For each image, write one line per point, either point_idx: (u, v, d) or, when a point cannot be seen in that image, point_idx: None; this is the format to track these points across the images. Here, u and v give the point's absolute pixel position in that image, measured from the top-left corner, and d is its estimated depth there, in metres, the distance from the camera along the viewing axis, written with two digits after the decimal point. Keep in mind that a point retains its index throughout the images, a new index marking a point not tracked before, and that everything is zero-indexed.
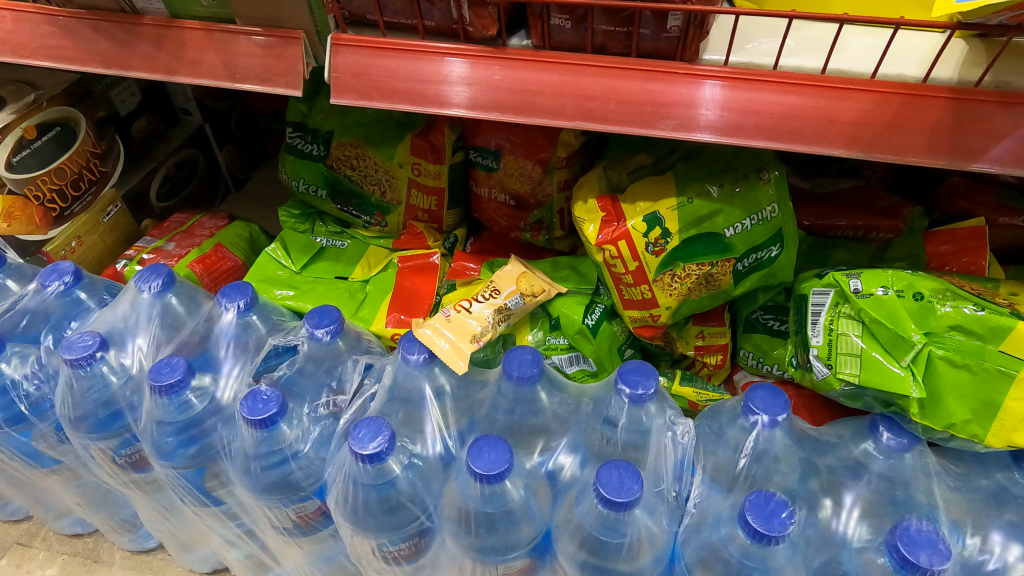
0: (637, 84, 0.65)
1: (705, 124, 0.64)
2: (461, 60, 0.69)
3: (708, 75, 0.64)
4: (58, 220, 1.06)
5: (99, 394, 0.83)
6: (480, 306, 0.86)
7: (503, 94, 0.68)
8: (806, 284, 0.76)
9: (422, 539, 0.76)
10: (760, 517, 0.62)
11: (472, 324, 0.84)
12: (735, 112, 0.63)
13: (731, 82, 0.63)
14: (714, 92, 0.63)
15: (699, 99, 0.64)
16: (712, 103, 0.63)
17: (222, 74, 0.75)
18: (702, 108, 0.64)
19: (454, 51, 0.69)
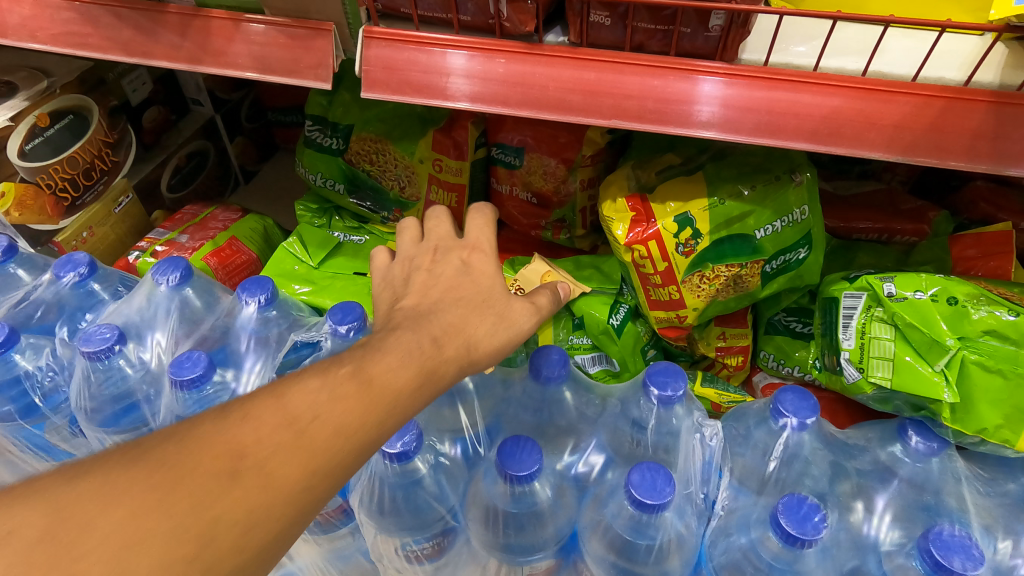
0: (672, 83, 0.64)
1: (706, 121, 0.64)
2: (470, 53, 0.69)
3: (709, 71, 0.64)
4: (69, 210, 1.04)
5: (114, 387, 0.81)
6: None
7: (505, 87, 0.68)
8: (835, 288, 0.76)
9: (445, 538, 0.75)
10: (792, 520, 0.61)
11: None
12: (738, 110, 0.63)
13: (734, 79, 0.63)
14: (714, 89, 0.64)
15: (698, 95, 0.64)
16: (713, 99, 0.64)
17: (249, 65, 0.73)
18: (701, 103, 0.64)
19: (469, 45, 0.68)
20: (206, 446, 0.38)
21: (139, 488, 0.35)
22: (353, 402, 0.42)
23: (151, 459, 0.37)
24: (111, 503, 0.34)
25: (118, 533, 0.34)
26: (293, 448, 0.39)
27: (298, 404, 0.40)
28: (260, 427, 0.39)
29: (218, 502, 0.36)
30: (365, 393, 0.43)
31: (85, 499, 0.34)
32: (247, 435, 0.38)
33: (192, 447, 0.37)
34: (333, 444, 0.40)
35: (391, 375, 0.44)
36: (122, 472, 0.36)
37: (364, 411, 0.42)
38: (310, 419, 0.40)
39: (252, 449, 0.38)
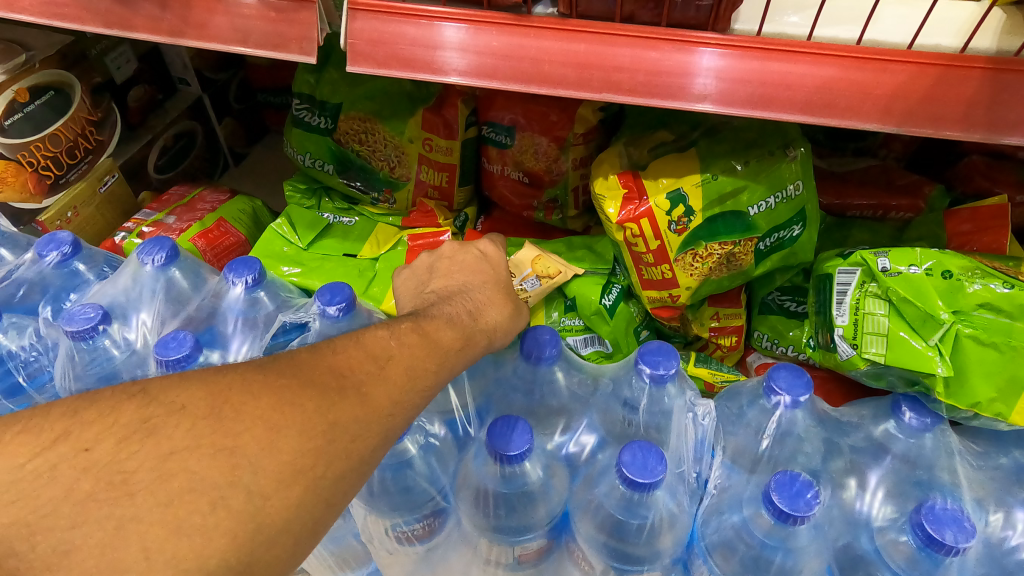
0: (667, 55, 0.63)
1: (703, 95, 0.62)
2: (460, 25, 0.67)
3: (703, 42, 0.62)
4: (52, 188, 1.01)
5: (101, 367, 0.80)
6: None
7: (498, 61, 0.66)
8: (829, 264, 0.75)
9: (436, 520, 0.74)
10: (785, 497, 0.61)
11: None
12: (733, 82, 0.62)
13: (730, 50, 0.62)
14: (712, 61, 0.62)
15: (695, 67, 0.63)
16: (710, 71, 0.62)
17: (232, 37, 0.71)
18: (697, 76, 0.63)
19: (457, 16, 0.67)
20: (316, 377, 0.46)
21: (268, 404, 0.43)
22: (423, 351, 0.52)
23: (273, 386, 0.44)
24: (248, 417, 0.42)
25: (260, 438, 0.42)
26: (386, 381, 0.48)
27: (380, 354, 0.50)
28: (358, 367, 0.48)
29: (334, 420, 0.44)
30: (428, 346, 0.52)
31: (226, 414, 0.42)
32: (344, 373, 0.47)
33: (305, 376, 0.46)
34: (411, 379, 0.49)
35: (442, 337, 0.55)
36: (247, 395, 0.43)
37: (431, 358, 0.52)
38: (394, 360, 0.50)
39: (356, 381, 0.47)
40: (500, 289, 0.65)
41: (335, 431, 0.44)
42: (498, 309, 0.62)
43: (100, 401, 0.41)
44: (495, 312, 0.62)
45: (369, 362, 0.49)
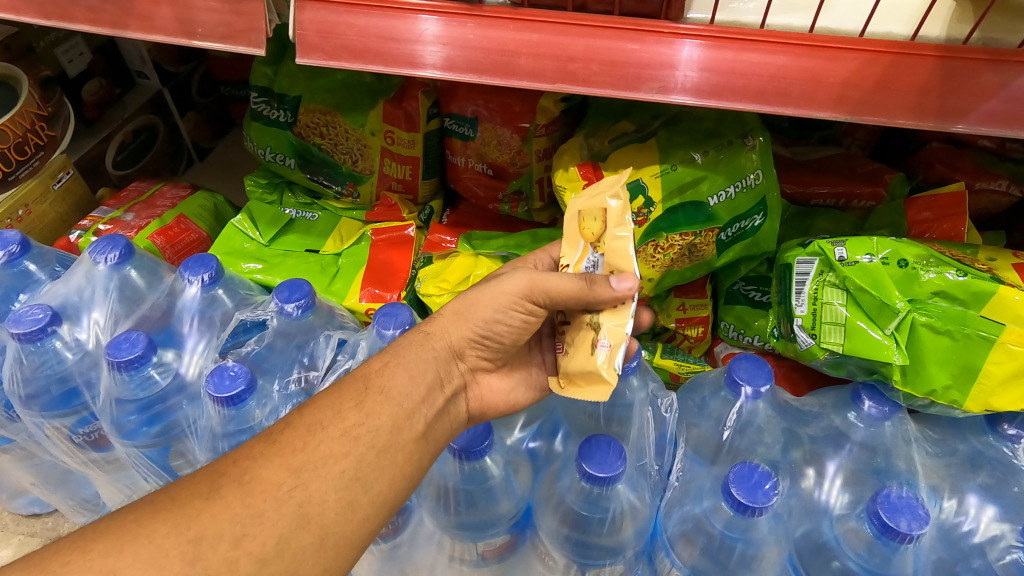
0: (648, 48, 0.61)
1: (684, 87, 0.61)
2: (437, 18, 0.65)
3: (685, 34, 0.61)
4: (2, 185, 0.95)
5: (52, 370, 0.78)
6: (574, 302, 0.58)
7: (478, 54, 0.64)
8: (790, 254, 0.74)
9: (399, 517, 0.74)
10: (744, 489, 0.61)
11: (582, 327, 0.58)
12: (708, 72, 0.60)
13: (711, 41, 0.60)
14: (694, 52, 0.61)
15: (679, 59, 0.61)
16: (693, 64, 0.61)
17: (177, 29, 0.69)
18: (680, 68, 0.61)
19: (431, 9, 0.65)
20: (290, 455, 0.49)
21: (256, 501, 0.46)
22: (397, 375, 0.57)
23: (252, 480, 0.47)
24: (241, 519, 0.45)
25: (264, 533, 0.45)
26: (366, 421, 0.53)
27: (342, 402, 0.53)
28: (327, 425, 0.51)
29: (338, 482, 0.49)
30: (401, 369, 0.58)
31: (213, 518, 0.45)
32: (318, 438, 0.50)
33: (277, 461, 0.48)
34: (391, 404, 0.54)
35: (419, 355, 0.60)
36: (231, 498, 0.46)
37: (401, 380, 0.57)
38: (367, 395, 0.54)
39: (335, 436, 0.51)
40: (505, 273, 0.64)
41: (347, 490, 0.49)
42: (507, 283, 0.61)
43: (57, 544, 0.43)
44: (502, 281, 0.62)
45: (336, 417, 0.52)
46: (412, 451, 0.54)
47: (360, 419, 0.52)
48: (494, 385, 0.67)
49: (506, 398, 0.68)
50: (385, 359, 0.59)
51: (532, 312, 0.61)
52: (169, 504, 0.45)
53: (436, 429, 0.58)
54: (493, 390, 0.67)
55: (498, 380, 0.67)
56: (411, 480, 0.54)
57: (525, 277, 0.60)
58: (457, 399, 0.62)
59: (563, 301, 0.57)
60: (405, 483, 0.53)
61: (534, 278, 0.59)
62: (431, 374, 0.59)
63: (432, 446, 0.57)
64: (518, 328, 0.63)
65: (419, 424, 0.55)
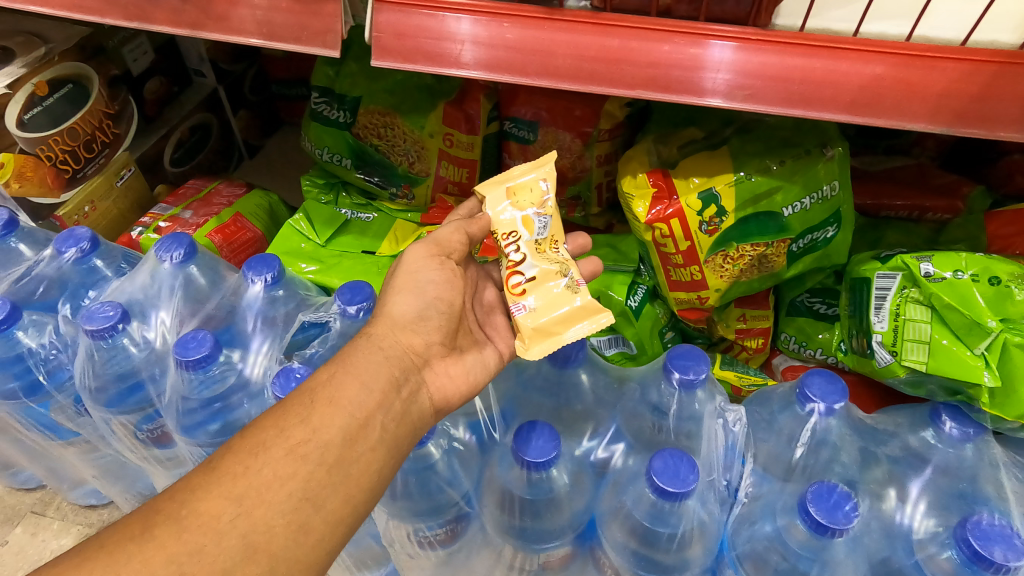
0: (678, 48, 0.61)
1: (714, 90, 0.60)
2: (469, 16, 0.65)
3: (717, 36, 0.60)
4: (71, 182, 0.98)
5: (119, 366, 0.79)
6: (527, 261, 0.64)
7: (513, 54, 0.64)
8: (867, 268, 0.73)
9: (459, 524, 0.74)
10: (822, 509, 0.60)
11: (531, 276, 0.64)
12: (748, 76, 0.59)
13: (747, 44, 0.59)
14: (724, 54, 0.60)
15: (708, 61, 0.60)
16: (723, 65, 0.60)
17: (254, 30, 0.69)
18: (710, 71, 0.60)
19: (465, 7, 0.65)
20: (230, 482, 0.46)
21: (193, 536, 0.44)
22: (346, 383, 0.53)
23: (189, 514, 0.45)
24: (177, 559, 0.43)
25: (203, 569, 0.43)
26: (313, 436, 0.49)
27: (286, 418, 0.50)
28: (270, 445, 0.48)
29: (286, 506, 0.46)
30: (350, 376, 0.54)
31: (145, 560, 0.43)
32: (261, 460, 0.47)
33: (216, 490, 0.46)
34: (340, 415, 0.51)
35: (367, 359, 0.56)
36: (164, 536, 0.43)
37: (352, 390, 0.53)
38: (313, 408, 0.51)
39: (279, 456, 0.48)
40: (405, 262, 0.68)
41: (296, 513, 0.46)
42: (411, 255, 0.65)
43: None
44: (410, 258, 0.65)
45: (279, 436, 0.49)
46: (370, 461, 0.51)
47: (305, 435, 0.49)
48: (453, 372, 0.63)
49: (467, 381, 0.64)
50: (331, 369, 0.55)
51: (446, 265, 0.66)
52: (95, 553, 0.43)
53: (398, 433, 0.54)
54: (453, 377, 0.63)
55: (455, 366, 0.63)
56: (374, 492, 0.51)
57: (424, 243, 0.66)
58: (417, 398, 0.58)
59: (457, 240, 0.66)
60: (367, 496, 0.51)
61: (432, 239, 0.66)
62: (383, 377, 0.55)
63: (395, 456, 0.54)
64: (445, 287, 0.64)
65: (374, 432, 0.52)
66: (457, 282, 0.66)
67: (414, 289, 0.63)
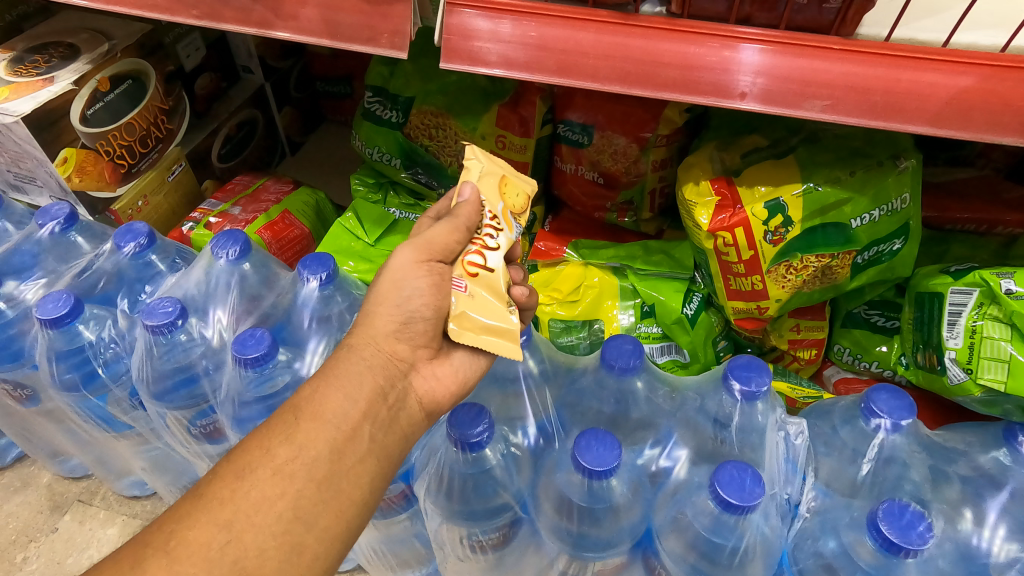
0: (708, 50, 0.59)
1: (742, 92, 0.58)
2: (480, 13, 0.63)
3: (745, 38, 0.58)
4: (126, 177, 0.99)
5: (176, 359, 0.79)
6: (496, 252, 0.62)
7: (536, 53, 0.62)
8: (936, 283, 0.73)
9: (511, 529, 0.73)
10: (894, 528, 0.58)
11: (494, 270, 0.61)
12: (773, 79, 0.58)
13: (776, 46, 0.58)
14: (754, 56, 0.58)
15: (737, 63, 0.58)
16: (751, 67, 0.58)
17: (322, 31, 0.69)
18: (738, 72, 0.58)
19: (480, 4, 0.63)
20: (218, 508, 0.48)
21: (184, 568, 0.45)
22: (329, 395, 0.54)
23: (177, 545, 0.46)
24: None
25: None
26: (299, 455, 0.51)
27: (271, 438, 0.51)
28: (257, 467, 0.49)
29: (277, 528, 0.48)
30: (335, 388, 0.55)
31: None
32: (248, 484, 0.49)
33: (205, 518, 0.47)
34: (325, 429, 0.52)
35: (350, 369, 0.56)
36: (155, 569, 0.44)
37: (336, 401, 0.54)
38: (298, 425, 0.52)
39: (266, 477, 0.49)
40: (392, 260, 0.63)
41: (287, 534, 0.48)
42: (397, 260, 0.61)
43: None
44: (397, 261, 0.61)
45: (266, 456, 0.50)
46: (360, 474, 0.53)
47: (291, 454, 0.51)
48: (439, 373, 0.62)
49: (456, 380, 0.63)
50: (315, 382, 0.55)
51: (435, 271, 0.60)
52: None
53: (387, 441, 0.56)
54: (440, 378, 0.62)
55: (442, 366, 0.63)
56: (366, 504, 0.53)
57: (410, 247, 0.61)
58: (404, 402, 0.59)
59: (455, 242, 0.60)
60: (360, 510, 0.52)
61: (417, 242, 0.61)
62: (368, 387, 0.56)
63: (386, 463, 0.55)
64: (433, 297, 0.60)
65: (363, 443, 0.53)
66: (447, 286, 0.60)
67: (397, 298, 0.59)
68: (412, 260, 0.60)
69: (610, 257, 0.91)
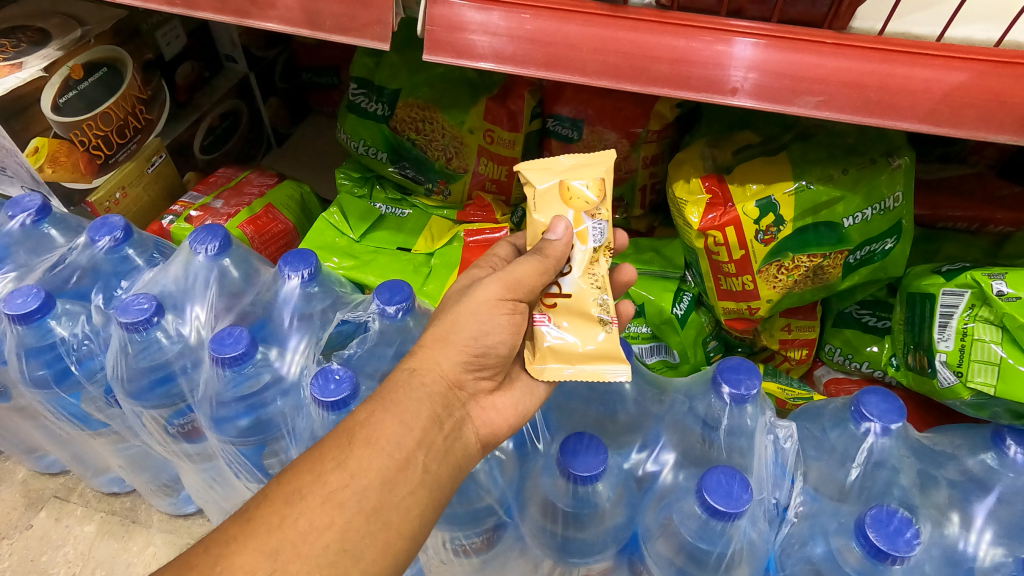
0: (698, 44, 0.57)
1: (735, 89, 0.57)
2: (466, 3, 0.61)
3: (740, 32, 0.56)
4: (103, 168, 0.97)
5: (152, 357, 0.77)
6: (572, 277, 0.59)
7: (523, 45, 0.60)
8: (929, 283, 0.71)
9: (495, 533, 0.72)
10: (882, 534, 0.56)
11: (572, 295, 0.59)
12: (766, 74, 0.56)
13: (771, 41, 0.56)
14: (748, 51, 0.56)
15: (730, 57, 0.56)
16: (744, 62, 0.56)
17: (301, 20, 0.66)
18: (731, 68, 0.56)
19: None
20: (265, 535, 0.44)
21: None
22: (387, 421, 0.51)
23: (223, 569, 0.43)
24: None
25: None
26: (352, 482, 0.47)
27: (323, 462, 0.48)
28: (307, 492, 0.46)
29: (323, 559, 0.44)
30: (392, 414, 0.51)
31: None
32: (296, 509, 0.46)
33: (251, 544, 0.44)
34: (381, 456, 0.49)
35: (411, 394, 0.53)
36: None
37: (395, 428, 0.51)
38: (352, 450, 0.49)
39: (316, 504, 0.46)
40: (471, 287, 0.60)
41: (334, 566, 0.45)
42: (479, 292, 0.58)
43: None
44: (476, 294, 0.58)
45: (317, 481, 0.47)
46: (414, 506, 0.49)
47: (344, 481, 0.47)
48: (499, 405, 0.60)
49: (516, 413, 0.61)
50: (371, 406, 0.52)
51: (517, 310, 0.59)
52: None
53: (442, 472, 0.52)
54: (500, 411, 0.60)
55: (503, 398, 0.61)
56: (414, 537, 0.50)
57: (497, 281, 0.58)
58: (461, 432, 0.55)
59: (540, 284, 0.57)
60: (409, 544, 0.49)
61: (503, 276, 0.58)
62: (426, 413, 0.53)
63: (439, 496, 0.52)
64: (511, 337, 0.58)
65: (417, 473, 0.50)
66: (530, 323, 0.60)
67: (470, 330, 0.57)
68: (492, 295, 0.58)
69: None
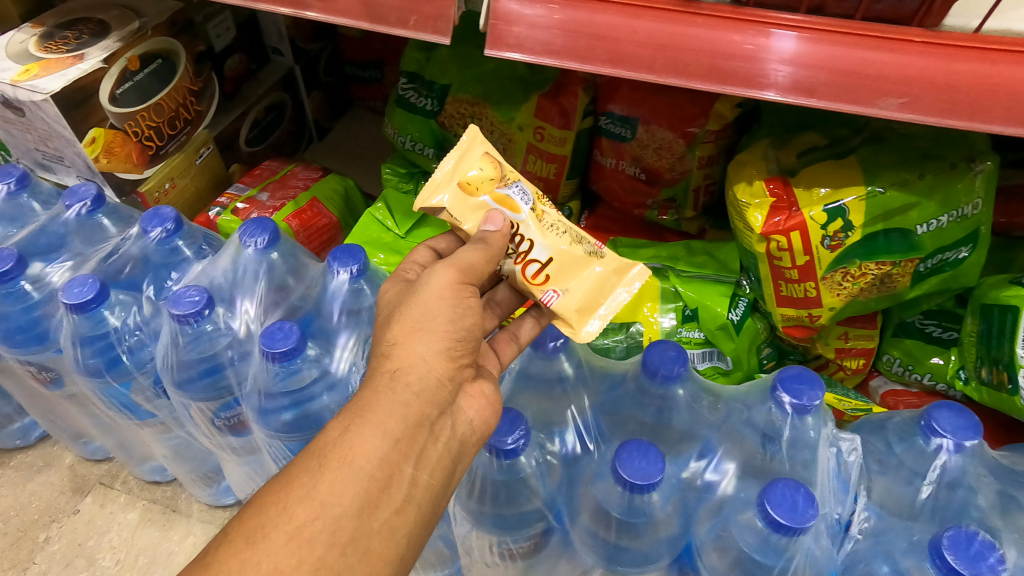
0: (746, 38, 0.55)
1: (773, 83, 0.54)
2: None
3: (778, 24, 0.55)
4: (153, 160, 0.97)
5: (202, 349, 0.77)
6: (537, 246, 0.65)
7: (589, 41, 0.57)
8: (1009, 296, 0.68)
9: (542, 538, 0.71)
10: (962, 557, 0.54)
11: (552, 258, 0.65)
12: (807, 69, 0.54)
13: (810, 33, 0.54)
14: (788, 44, 0.54)
15: (768, 51, 0.54)
16: (784, 57, 0.54)
17: (361, 12, 0.65)
18: (771, 61, 0.54)
19: None
20: None
21: None
22: (364, 436, 0.47)
23: None
24: None
25: None
26: (322, 513, 0.44)
27: (289, 492, 0.44)
28: (270, 530, 0.43)
29: None
30: (370, 428, 0.48)
31: None
32: (260, 549, 0.42)
33: None
34: (356, 479, 0.45)
35: (389, 403, 0.49)
36: None
37: (372, 443, 0.47)
38: (322, 476, 0.45)
39: (282, 542, 0.42)
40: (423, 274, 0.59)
41: None
42: (432, 278, 0.57)
43: None
44: (432, 279, 0.57)
45: (283, 515, 0.43)
46: (394, 530, 0.46)
47: (312, 513, 0.44)
48: (483, 398, 0.57)
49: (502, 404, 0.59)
50: (345, 421, 0.48)
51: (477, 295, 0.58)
52: None
53: (429, 485, 0.49)
54: (486, 401, 0.58)
55: (487, 385, 0.58)
56: (400, 558, 0.47)
57: (448, 269, 0.58)
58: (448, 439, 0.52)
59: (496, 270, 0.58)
60: (395, 567, 0.46)
61: (456, 263, 0.58)
62: (407, 423, 0.49)
63: (425, 510, 0.49)
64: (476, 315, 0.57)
65: (398, 492, 0.47)
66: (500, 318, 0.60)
67: (436, 316, 0.55)
68: (446, 280, 0.57)
69: (652, 257, 0.87)
